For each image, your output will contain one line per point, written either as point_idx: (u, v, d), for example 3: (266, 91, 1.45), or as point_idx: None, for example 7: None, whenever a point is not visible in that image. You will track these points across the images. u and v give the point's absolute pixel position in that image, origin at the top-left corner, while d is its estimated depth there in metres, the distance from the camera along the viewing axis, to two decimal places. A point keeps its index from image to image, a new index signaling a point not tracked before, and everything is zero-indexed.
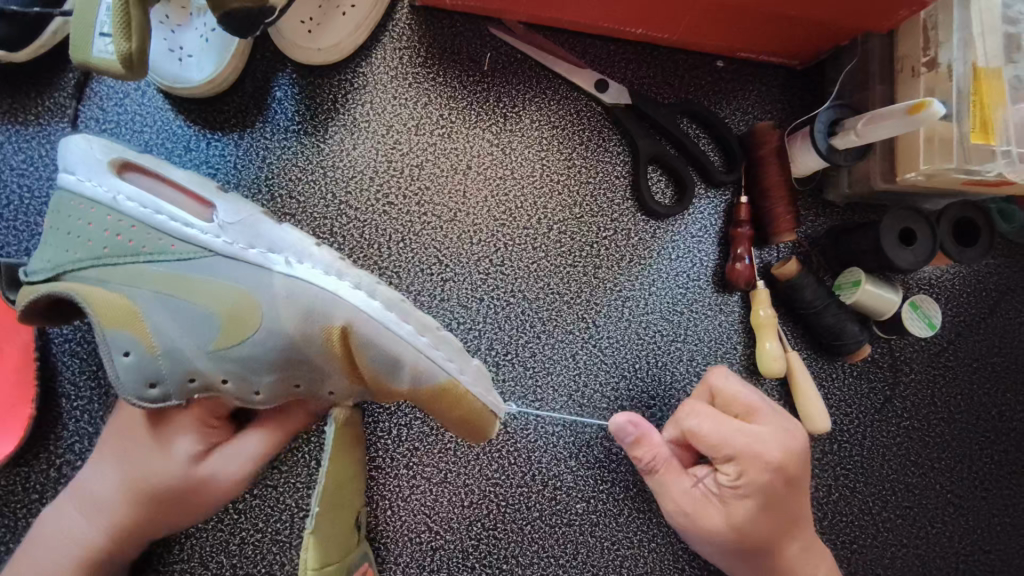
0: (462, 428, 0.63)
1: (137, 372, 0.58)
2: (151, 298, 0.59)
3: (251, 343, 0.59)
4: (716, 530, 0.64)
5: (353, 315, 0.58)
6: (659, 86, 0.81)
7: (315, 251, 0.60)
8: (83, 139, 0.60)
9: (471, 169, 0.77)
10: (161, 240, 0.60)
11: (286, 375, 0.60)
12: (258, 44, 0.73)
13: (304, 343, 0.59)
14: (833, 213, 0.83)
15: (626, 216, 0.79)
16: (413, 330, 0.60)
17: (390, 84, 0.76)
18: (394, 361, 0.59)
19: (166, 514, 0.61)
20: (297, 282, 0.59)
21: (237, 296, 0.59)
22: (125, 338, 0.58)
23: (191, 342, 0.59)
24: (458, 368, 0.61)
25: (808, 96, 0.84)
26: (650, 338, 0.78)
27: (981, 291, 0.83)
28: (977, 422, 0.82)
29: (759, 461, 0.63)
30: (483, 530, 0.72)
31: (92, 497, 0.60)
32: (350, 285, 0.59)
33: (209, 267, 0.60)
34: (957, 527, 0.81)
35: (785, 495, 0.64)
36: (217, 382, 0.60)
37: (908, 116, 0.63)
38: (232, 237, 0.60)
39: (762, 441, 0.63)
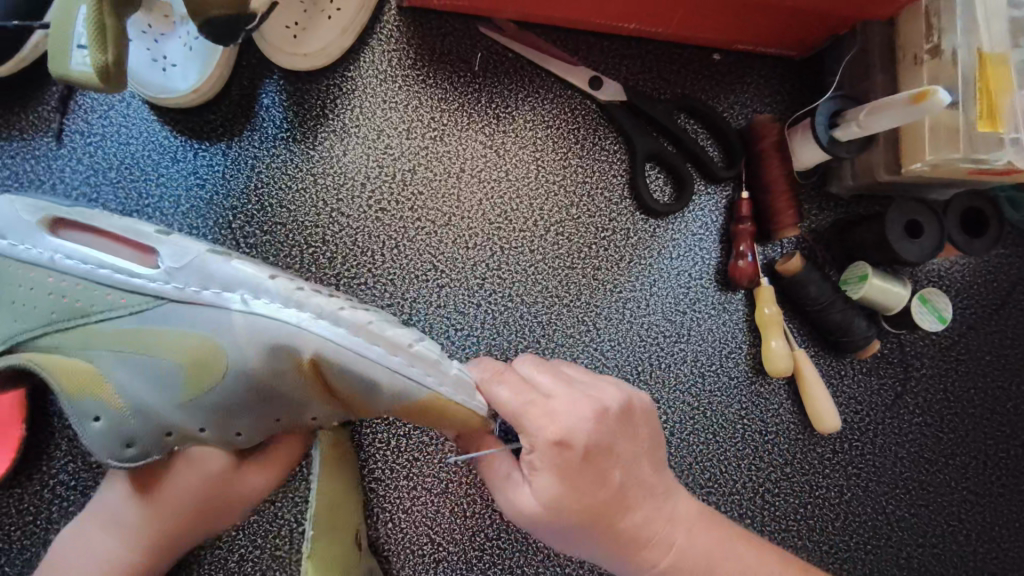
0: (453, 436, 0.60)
1: (111, 434, 0.56)
2: (107, 356, 0.57)
3: (222, 385, 0.57)
4: (535, 520, 0.53)
5: (320, 346, 0.55)
6: (655, 81, 0.79)
7: (269, 283, 0.57)
8: (7, 202, 0.59)
9: (464, 172, 0.75)
10: (109, 297, 0.58)
11: (266, 408, 0.59)
12: (243, 51, 0.72)
13: (277, 376, 0.57)
14: (837, 206, 0.81)
15: (624, 216, 0.77)
16: (384, 352, 0.56)
17: (380, 87, 0.74)
18: (370, 385, 0.56)
19: (208, 524, 0.62)
20: (257, 318, 0.56)
21: (194, 341, 0.57)
22: (94, 403, 0.56)
23: (159, 397, 0.57)
24: (436, 381, 0.56)
25: (808, 87, 0.82)
26: (653, 339, 0.76)
27: (993, 282, 0.81)
28: (991, 416, 0.80)
29: (556, 435, 0.51)
30: (487, 541, 0.71)
31: (119, 518, 0.60)
32: (310, 316, 0.56)
33: (162, 316, 0.57)
34: (973, 524, 0.79)
35: (600, 476, 0.52)
36: (195, 430, 0.59)
37: (911, 105, 0.62)
38: (181, 281, 0.57)
39: (561, 416, 0.52)
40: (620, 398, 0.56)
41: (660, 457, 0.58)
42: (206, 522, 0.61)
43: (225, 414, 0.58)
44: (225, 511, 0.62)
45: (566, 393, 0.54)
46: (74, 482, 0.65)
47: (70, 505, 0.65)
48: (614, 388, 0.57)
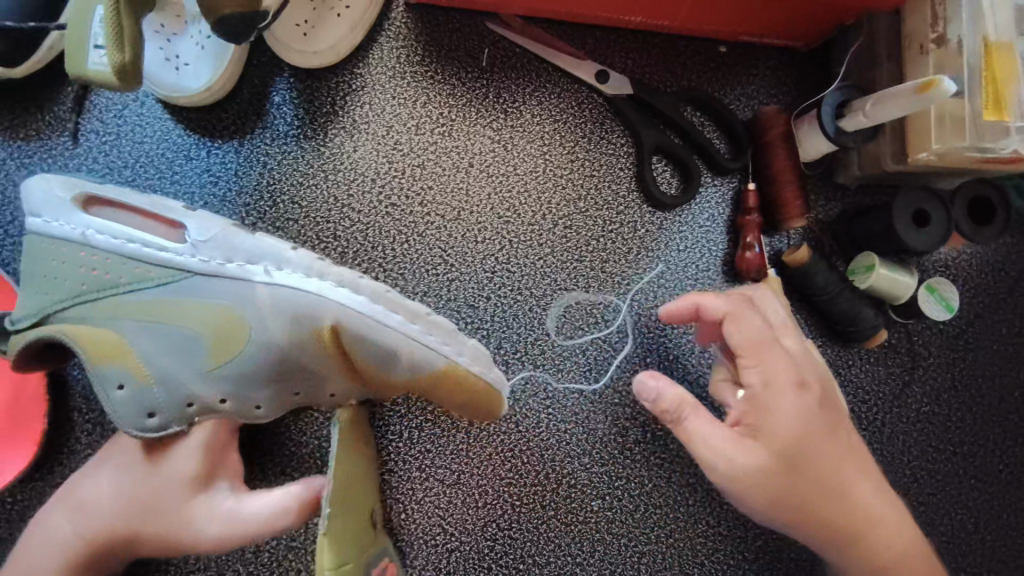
0: (464, 412, 0.62)
1: (134, 401, 0.58)
2: (134, 328, 0.59)
3: (244, 355, 0.59)
4: (764, 465, 0.59)
5: (341, 313, 0.58)
6: (661, 75, 0.80)
7: (291, 255, 0.60)
8: (43, 181, 0.61)
9: (473, 167, 0.76)
10: (137, 269, 0.60)
11: (286, 381, 0.61)
12: (254, 49, 0.73)
13: (297, 348, 0.59)
14: (845, 196, 0.81)
15: (632, 209, 0.78)
16: (402, 320, 0.58)
17: (389, 84, 0.75)
18: (388, 354, 0.58)
19: (154, 547, 0.59)
20: (279, 288, 0.59)
21: (219, 311, 0.60)
22: (117, 371, 0.58)
23: (181, 367, 0.59)
24: (454, 350, 0.59)
25: (813, 78, 0.82)
26: (662, 330, 0.77)
27: (1000, 272, 0.81)
28: (998, 405, 0.81)
29: (797, 377, 0.61)
30: (499, 531, 0.71)
31: (87, 505, 0.60)
32: (331, 284, 0.59)
33: (189, 288, 0.60)
34: (982, 513, 0.79)
35: (833, 423, 0.61)
36: (216, 401, 0.60)
37: (917, 95, 0.62)
38: (207, 254, 0.60)
39: (796, 361, 0.63)
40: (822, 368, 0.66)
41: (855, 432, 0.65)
42: (158, 543, 0.59)
43: (247, 384, 0.60)
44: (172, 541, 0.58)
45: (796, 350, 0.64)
46: None
47: None
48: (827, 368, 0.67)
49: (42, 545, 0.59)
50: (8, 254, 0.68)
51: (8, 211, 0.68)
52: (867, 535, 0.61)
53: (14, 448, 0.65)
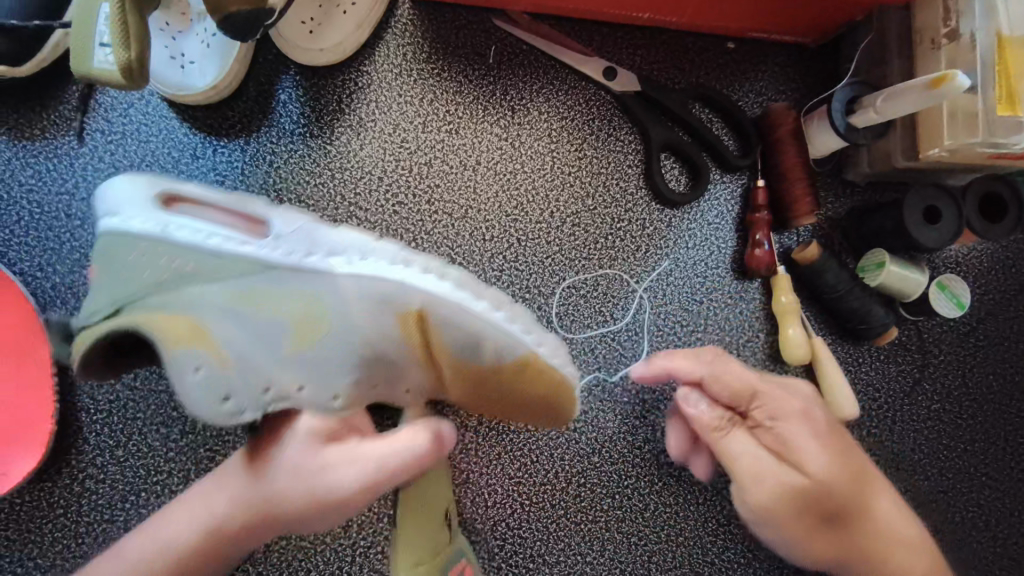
0: (544, 406, 0.61)
1: (210, 391, 0.53)
2: (213, 315, 0.56)
3: (327, 344, 0.56)
4: (787, 490, 0.60)
5: (427, 299, 0.56)
6: (669, 71, 0.79)
7: (377, 245, 0.58)
8: (125, 180, 0.58)
9: (480, 165, 0.75)
10: (217, 260, 0.57)
11: (363, 373, 0.57)
12: (260, 47, 0.72)
13: (380, 337, 0.56)
14: (854, 193, 0.80)
15: (640, 206, 0.78)
16: (489, 305, 0.57)
17: (395, 81, 0.75)
18: (474, 341, 0.56)
19: (292, 516, 0.56)
20: (364, 276, 0.56)
21: (302, 300, 0.57)
22: (195, 357, 0.53)
23: (263, 352, 0.56)
24: (538, 341, 0.58)
25: (822, 74, 0.81)
26: (671, 329, 0.76)
27: (1011, 268, 0.81)
28: (1009, 402, 0.80)
29: (802, 405, 0.63)
30: (508, 530, 0.71)
31: (214, 497, 0.57)
32: (418, 271, 0.57)
33: (271, 279, 0.57)
34: (994, 511, 0.78)
35: (846, 446, 0.63)
36: (293, 392, 0.56)
37: (930, 90, 0.62)
38: (289, 246, 0.57)
39: (793, 390, 0.65)
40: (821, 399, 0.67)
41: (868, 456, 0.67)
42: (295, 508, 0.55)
43: (329, 373, 0.56)
44: (320, 513, 0.56)
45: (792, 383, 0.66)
46: (101, 476, 0.66)
47: (97, 498, 0.65)
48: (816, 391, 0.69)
49: (177, 518, 0.57)
50: (13, 254, 0.67)
51: (13, 211, 0.68)
52: (893, 556, 0.61)
53: (24, 449, 0.65)
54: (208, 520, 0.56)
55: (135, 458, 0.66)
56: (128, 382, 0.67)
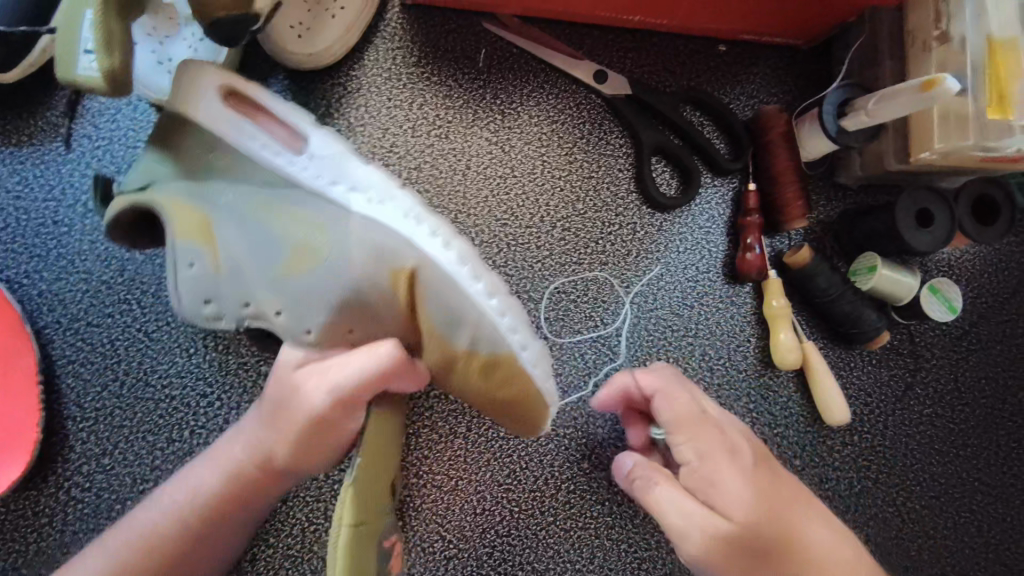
0: (509, 405, 0.59)
1: (199, 287, 0.57)
2: (230, 220, 0.57)
3: (316, 275, 0.56)
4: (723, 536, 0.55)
5: (424, 260, 0.55)
6: (660, 74, 0.79)
7: (396, 194, 0.57)
8: (192, 65, 0.57)
9: (469, 170, 0.75)
10: (252, 166, 0.57)
11: (344, 316, 0.57)
12: (248, 52, 0.72)
13: (368, 284, 0.55)
14: (846, 197, 0.80)
15: (631, 210, 0.77)
16: (483, 290, 0.56)
17: (384, 86, 0.74)
18: (457, 316, 0.55)
19: (297, 455, 0.56)
20: (374, 222, 0.55)
21: (314, 229, 0.56)
22: (194, 250, 0.56)
23: (257, 265, 0.57)
24: (521, 342, 0.56)
25: (815, 76, 0.81)
26: (661, 333, 0.76)
27: (1004, 271, 0.80)
28: (1002, 407, 0.80)
29: (728, 443, 0.59)
30: (497, 537, 0.71)
31: (236, 439, 0.59)
32: (426, 233, 0.56)
33: (296, 197, 0.57)
34: (986, 516, 0.78)
35: (775, 483, 0.59)
36: (273, 312, 0.58)
37: (920, 93, 0.61)
38: (319, 169, 0.57)
39: (720, 426, 0.61)
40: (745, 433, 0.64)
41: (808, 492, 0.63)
42: (300, 446, 0.56)
43: (309, 307, 0.57)
44: (316, 442, 0.55)
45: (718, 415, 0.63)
46: (89, 484, 0.66)
47: (84, 506, 0.65)
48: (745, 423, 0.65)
49: (199, 472, 0.59)
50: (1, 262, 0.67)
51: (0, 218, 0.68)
52: None
53: (9, 456, 0.65)
54: (227, 467, 0.58)
55: (122, 466, 0.66)
56: (115, 391, 0.67)
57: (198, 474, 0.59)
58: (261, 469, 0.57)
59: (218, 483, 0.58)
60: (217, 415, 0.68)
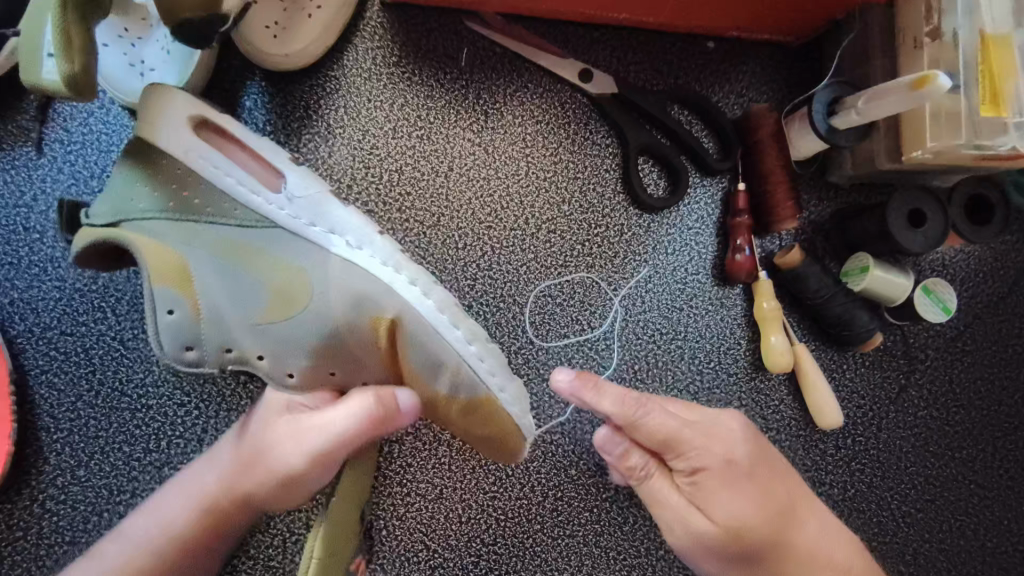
0: (487, 443, 0.59)
1: (179, 333, 0.55)
2: (204, 261, 0.55)
3: (297, 321, 0.55)
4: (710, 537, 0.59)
5: (404, 309, 0.54)
6: (647, 73, 0.77)
7: (376, 239, 0.57)
8: (161, 92, 0.55)
9: (452, 171, 0.73)
10: (226, 204, 0.55)
11: (325, 359, 0.56)
12: (224, 52, 0.71)
13: (349, 330, 0.55)
14: (838, 196, 0.78)
15: (618, 211, 0.76)
16: (462, 337, 0.55)
17: (364, 86, 0.73)
18: (436, 363, 0.55)
19: (269, 494, 0.55)
20: (355, 267, 0.55)
21: (292, 272, 0.55)
22: (171, 296, 0.54)
23: (235, 309, 0.55)
24: (499, 385, 0.55)
25: (805, 73, 0.79)
26: (650, 337, 0.74)
27: (1000, 270, 0.79)
28: (998, 408, 0.78)
29: (725, 453, 0.59)
30: (483, 546, 0.69)
31: (206, 472, 0.57)
32: (404, 280, 0.56)
33: (272, 239, 0.56)
34: (982, 519, 0.77)
35: (770, 483, 0.61)
36: (253, 358, 0.56)
37: (912, 91, 0.60)
38: (297, 210, 0.56)
39: (720, 434, 0.60)
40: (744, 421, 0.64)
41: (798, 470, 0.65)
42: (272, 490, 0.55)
43: (290, 350, 0.56)
44: (295, 487, 0.54)
45: (709, 416, 0.61)
46: (64, 496, 0.64)
47: (59, 519, 0.64)
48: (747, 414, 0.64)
49: (167, 501, 0.57)
50: None
51: None
52: None
53: None
54: (196, 499, 0.57)
55: (97, 478, 0.65)
56: (89, 401, 0.66)
57: (166, 505, 0.57)
58: (234, 503, 0.56)
59: (187, 519, 0.56)
60: (194, 424, 0.66)
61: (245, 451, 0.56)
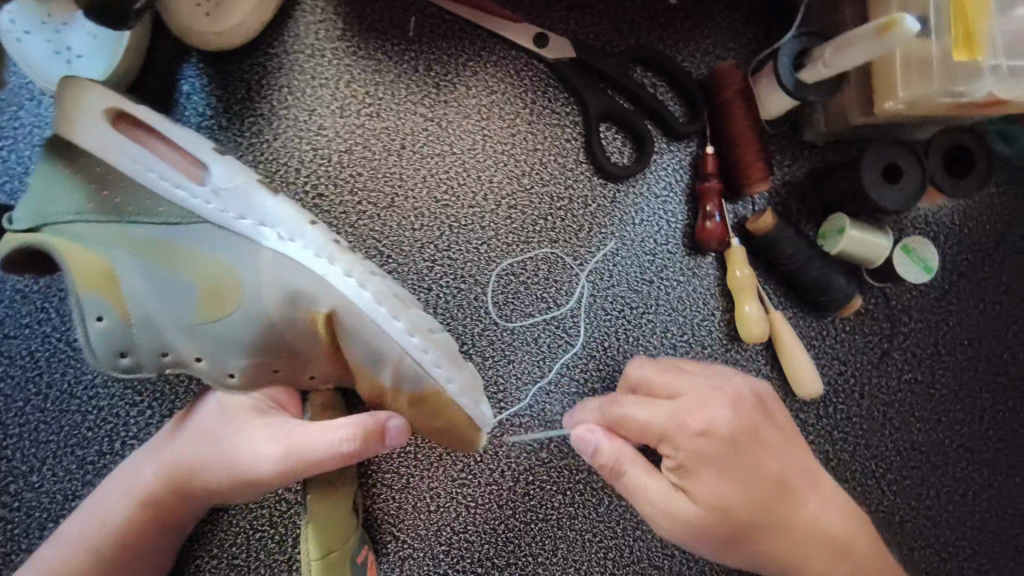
0: (447, 438, 0.56)
1: (110, 340, 0.53)
2: (132, 264, 0.53)
3: (232, 320, 0.53)
4: (696, 522, 0.56)
5: (340, 302, 0.52)
6: (607, 34, 0.74)
7: (308, 229, 0.54)
8: (77, 85, 0.53)
9: (404, 149, 0.70)
10: (149, 201, 0.53)
11: (265, 356, 0.54)
12: (158, 35, 0.67)
13: (286, 325, 0.53)
14: (813, 154, 0.75)
15: (581, 182, 0.72)
16: (403, 328, 0.52)
17: (308, 64, 0.69)
18: (378, 355, 0.52)
19: (214, 489, 0.56)
20: (286, 260, 0.52)
21: (221, 270, 0.53)
22: (99, 302, 0.52)
23: (167, 312, 0.53)
24: (446, 375, 0.52)
25: (774, 26, 0.75)
26: (619, 312, 0.72)
27: (985, 225, 0.75)
28: (986, 368, 0.75)
29: (701, 425, 0.56)
30: (453, 535, 0.67)
31: (139, 471, 0.58)
32: (339, 271, 0.52)
33: (200, 235, 0.53)
34: (971, 484, 0.74)
35: (759, 460, 0.57)
36: (190, 360, 0.54)
37: (877, 37, 0.56)
38: (223, 204, 0.53)
39: (703, 407, 0.57)
40: (751, 386, 0.61)
41: (798, 437, 0.62)
42: (220, 489, 0.56)
43: (228, 351, 0.54)
44: (245, 488, 0.55)
45: (696, 386, 0.59)
46: (17, 503, 0.63)
47: (14, 527, 0.62)
48: (743, 379, 0.61)
49: (108, 492, 0.59)
50: None
51: None
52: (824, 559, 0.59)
53: None
54: (138, 493, 0.58)
55: (51, 483, 0.63)
56: (38, 405, 0.64)
57: (106, 497, 0.58)
58: (174, 495, 0.58)
59: (128, 510, 0.58)
60: (148, 424, 0.64)
61: (189, 448, 0.57)
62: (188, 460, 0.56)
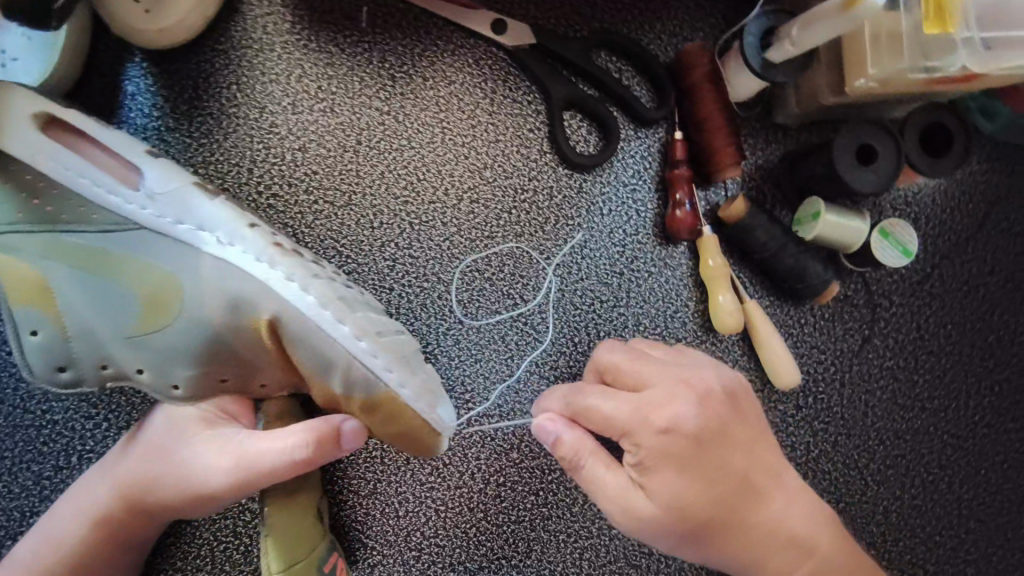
0: (403, 443, 0.54)
1: (49, 353, 0.53)
2: (67, 276, 0.52)
3: (172, 330, 0.52)
4: (655, 519, 0.55)
5: (284, 308, 0.50)
6: (569, 18, 0.71)
7: (247, 232, 0.52)
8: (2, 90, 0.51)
9: (360, 145, 0.68)
10: (80, 208, 0.51)
11: (209, 365, 0.53)
12: (100, 34, 0.65)
13: (229, 333, 0.52)
14: (787, 136, 0.72)
15: (546, 173, 0.70)
16: (350, 332, 0.50)
17: (257, 59, 0.67)
18: (326, 361, 0.50)
19: (167, 505, 0.54)
20: (226, 266, 0.51)
21: (158, 278, 0.52)
22: (35, 317, 0.52)
23: (105, 324, 0.52)
24: (397, 380, 0.50)
25: (743, 4, 0.72)
26: (589, 306, 0.69)
27: (967, 204, 0.73)
28: (971, 352, 0.73)
29: (665, 423, 0.54)
30: (423, 540, 0.65)
31: (92, 490, 0.56)
32: (281, 275, 0.51)
33: (135, 243, 0.52)
34: (957, 471, 0.72)
35: (722, 457, 0.55)
36: (132, 372, 0.53)
37: (844, 12, 0.54)
38: (160, 210, 0.52)
39: (668, 403, 0.55)
40: (721, 377, 0.58)
41: (767, 431, 0.59)
42: (172, 504, 0.54)
43: (170, 362, 0.53)
44: (198, 502, 0.53)
45: (662, 380, 0.56)
46: None
47: None
48: (713, 370, 0.58)
49: (61, 512, 0.57)
50: None
51: None
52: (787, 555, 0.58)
53: None
54: (91, 511, 0.56)
55: (7, 500, 0.61)
56: None
57: (60, 517, 0.57)
58: (127, 513, 0.56)
59: (82, 530, 0.56)
60: (105, 437, 0.62)
61: (139, 462, 0.55)
62: (139, 475, 0.55)
